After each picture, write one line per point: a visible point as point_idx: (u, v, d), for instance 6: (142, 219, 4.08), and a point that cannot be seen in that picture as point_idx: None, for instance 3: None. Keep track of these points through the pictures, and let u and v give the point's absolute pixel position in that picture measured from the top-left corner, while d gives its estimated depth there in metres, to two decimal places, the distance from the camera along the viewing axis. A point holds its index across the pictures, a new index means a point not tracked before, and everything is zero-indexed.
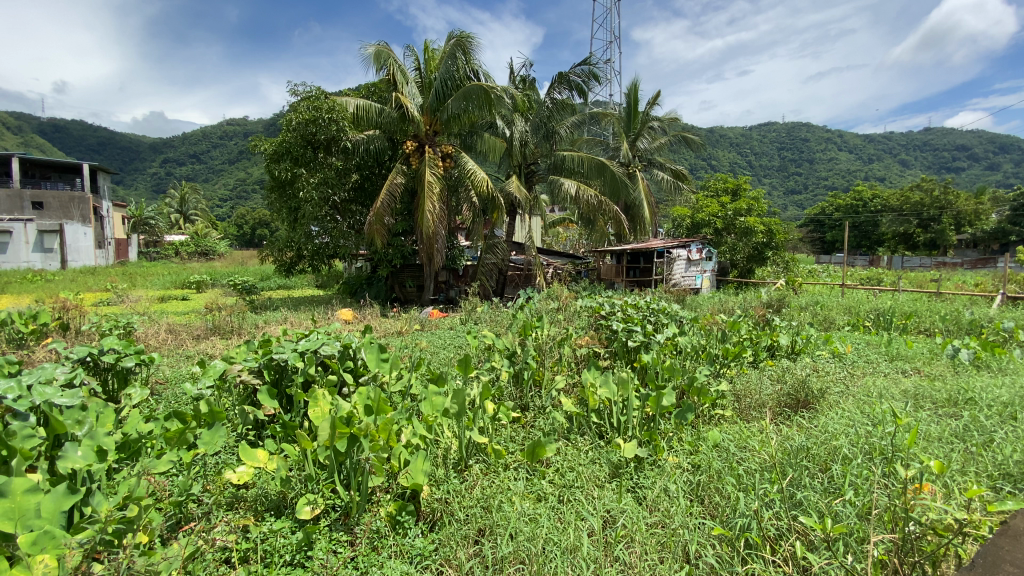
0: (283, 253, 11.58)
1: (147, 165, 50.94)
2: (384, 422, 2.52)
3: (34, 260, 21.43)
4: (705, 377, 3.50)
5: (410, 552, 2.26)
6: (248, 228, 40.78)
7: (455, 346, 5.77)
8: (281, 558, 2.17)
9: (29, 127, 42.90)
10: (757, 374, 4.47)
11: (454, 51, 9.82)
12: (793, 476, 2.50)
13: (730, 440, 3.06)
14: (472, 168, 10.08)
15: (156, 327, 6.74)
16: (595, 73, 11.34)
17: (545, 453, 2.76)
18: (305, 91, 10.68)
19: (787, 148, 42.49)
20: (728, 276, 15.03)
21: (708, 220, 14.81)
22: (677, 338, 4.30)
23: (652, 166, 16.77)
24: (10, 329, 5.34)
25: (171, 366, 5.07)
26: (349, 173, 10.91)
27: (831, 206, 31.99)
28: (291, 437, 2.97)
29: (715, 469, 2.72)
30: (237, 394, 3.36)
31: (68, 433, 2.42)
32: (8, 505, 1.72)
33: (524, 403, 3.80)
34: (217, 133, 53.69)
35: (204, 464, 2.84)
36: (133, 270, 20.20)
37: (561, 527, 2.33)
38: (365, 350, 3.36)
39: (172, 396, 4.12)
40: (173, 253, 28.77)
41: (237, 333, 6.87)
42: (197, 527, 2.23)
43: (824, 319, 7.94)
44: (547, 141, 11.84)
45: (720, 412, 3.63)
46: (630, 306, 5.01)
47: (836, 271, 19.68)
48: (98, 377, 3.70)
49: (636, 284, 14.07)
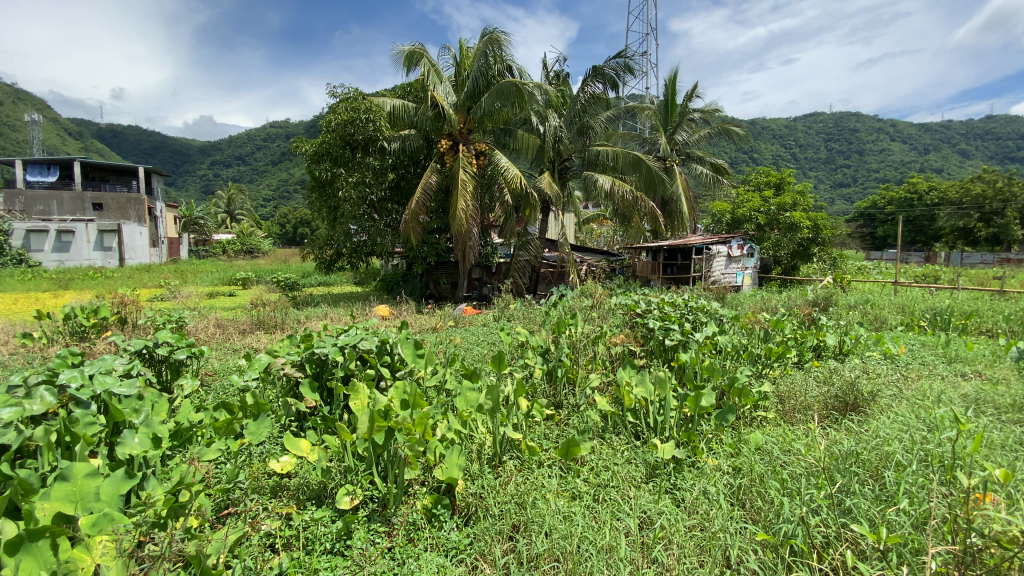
0: (323, 251, 11.92)
1: (197, 167, 53.50)
2: (419, 415, 2.59)
3: (95, 258, 22.90)
4: (747, 377, 3.35)
5: (446, 545, 2.28)
6: (291, 227, 42.18)
7: (489, 342, 5.83)
8: (322, 546, 2.23)
9: (90, 133, 45.76)
10: (802, 375, 4.28)
11: (487, 48, 9.82)
12: (841, 481, 2.40)
13: (773, 442, 2.96)
14: (505, 165, 10.09)
15: (206, 321, 7.06)
16: (630, 65, 11.14)
17: (579, 451, 2.72)
18: (343, 93, 10.94)
19: (834, 139, 40.51)
20: (771, 273, 14.46)
21: (750, 215, 14.48)
22: (716, 336, 4.16)
23: (690, 160, 16.36)
24: (75, 323, 5.79)
25: (219, 359, 5.31)
26: (386, 172, 11.12)
27: (883, 199, 30.39)
28: (331, 429, 3.04)
29: (757, 472, 2.64)
30: (281, 385, 3.45)
31: (127, 420, 2.61)
32: (71, 487, 1.84)
33: (559, 401, 3.80)
34: (261, 135, 55.69)
35: (250, 452, 2.93)
36: (186, 266, 21.37)
37: (596, 526, 2.30)
38: (401, 346, 3.43)
39: (220, 387, 4.30)
40: (221, 251, 30.15)
41: (280, 328, 7.13)
42: (242, 512, 2.33)
43: (874, 318, 7.51)
44: (581, 136, 11.74)
45: (763, 414, 3.50)
46: (667, 304, 4.89)
47: (887, 269, 18.61)
48: (152, 367, 3.90)
49: (673, 281, 13.77)
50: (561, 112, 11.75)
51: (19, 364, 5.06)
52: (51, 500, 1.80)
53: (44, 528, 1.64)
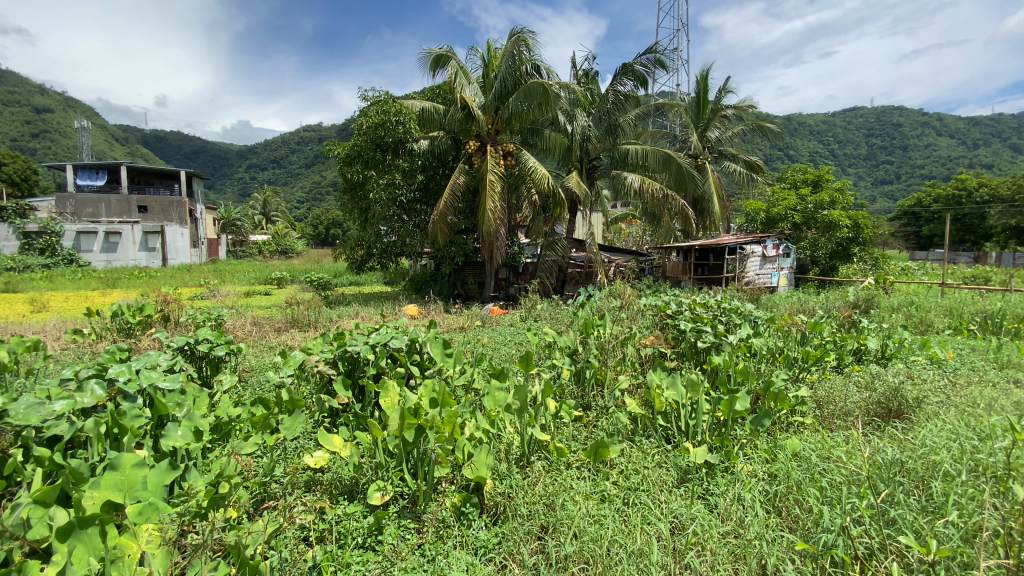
0: (354, 251, 12.16)
1: (235, 171, 55.42)
2: (448, 414, 2.62)
3: (140, 258, 24.03)
4: (783, 382, 3.23)
5: (474, 544, 2.29)
6: (323, 228, 43.20)
7: (516, 342, 5.84)
8: (354, 540, 2.28)
9: (136, 139, 47.94)
10: (842, 380, 4.11)
11: (514, 49, 9.84)
12: (884, 490, 2.30)
13: (811, 449, 2.87)
14: (533, 165, 10.07)
15: (244, 319, 7.31)
16: (661, 61, 10.96)
17: (608, 453, 2.70)
18: (374, 96, 11.14)
19: (875, 135, 38.93)
20: (808, 274, 13.97)
21: (785, 214, 14.05)
22: (752, 339, 4.05)
23: (723, 157, 15.98)
24: (122, 320, 6.09)
25: (256, 356, 5.50)
26: (415, 174, 11.27)
27: (928, 196, 28.98)
28: (363, 426, 3.11)
29: (794, 479, 2.57)
30: (315, 382, 3.54)
31: (171, 413, 2.73)
32: (120, 476, 1.93)
33: (587, 402, 3.75)
34: (295, 139, 57.22)
35: (286, 447, 3.01)
36: (224, 266, 22.12)
37: (627, 529, 2.28)
38: (430, 345, 3.47)
39: (257, 382, 4.45)
40: (258, 252, 31.17)
41: (313, 326, 7.31)
42: (278, 505, 2.40)
43: (920, 321, 7.18)
44: (610, 134, 11.49)
45: (800, 419, 3.39)
46: (699, 305, 4.77)
47: (933, 269, 17.74)
48: (194, 363, 4.06)
49: (705, 282, 13.48)
50: (590, 110, 11.65)
51: (70, 359, 5.33)
52: (100, 489, 1.88)
53: (93, 516, 1.72)
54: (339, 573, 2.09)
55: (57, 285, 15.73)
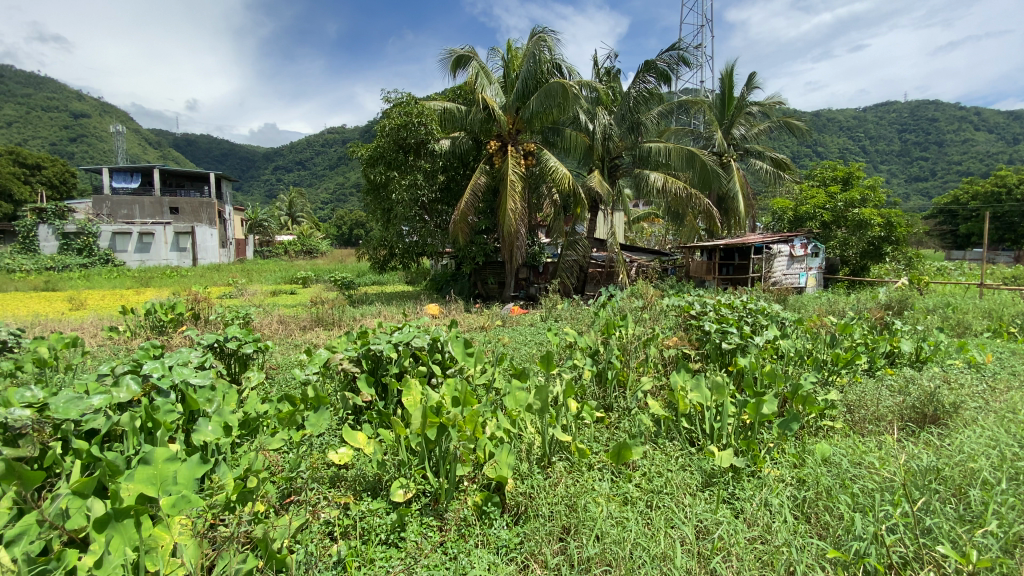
0: (377, 251, 12.31)
1: (261, 173, 56.73)
2: (470, 413, 2.62)
3: (172, 258, 24.76)
4: (812, 385, 3.15)
5: (496, 543, 2.29)
6: (346, 228, 43.83)
7: (537, 342, 5.83)
8: (378, 537, 2.30)
9: (168, 143, 49.48)
10: (874, 384, 3.97)
11: (535, 48, 9.81)
12: (918, 498, 2.22)
13: (842, 454, 2.79)
14: (554, 165, 10.04)
15: (270, 318, 7.47)
16: (684, 58, 10.83)
17: (631, 455, 2.65)
18: (397, 98, 11.26)
19: (909, 130, 37.57)
20: (837, 274, 13.57)
21: (814, 212, 13.68)
22: (778, 340, 3.98)
23: (748, 155, 15.66)
24: (154, 318, 6.28)
25: (282, 353, 5.62)
26: (437, 175, 11.36)
27: (966, 194, 27.83)
28: (386, 423, 3.15)
29: (824, 485, 2.50)
30: (339, 379, 3.59)
31: (201, 409, 2.82)
32: (153, 470, 1.98)
33: (609, 403, 3.72)
34: (319, 141, 58.23)
35: (311, 443, 3.06)
36: (252, 266, 22.60)
37: (650, 533, 2.25)
38: (452, 344, 3.51)
39: (284, 379, 4.55)
40: (284, 252, 31.83)
41: (337, 325, 7.42)
42: (303, 500, 2.44)
43: (957, 323, 6.90)
44: (632, 133, 11.39)
45: (829, 424, 3.29)
46: (724, 306, 4.69)
47: (971, 270, 17.05)
48: (223, 360, 4.16)
49: (730, 282, 13.23)
50: (611, 109, 11.57)
51: (106, 355, 5.52)
52: (135, 481, 1.94)
53: (129, 508, 1.76)
54: (363, 568, 2.11)
55: (95, 284, 16.35)
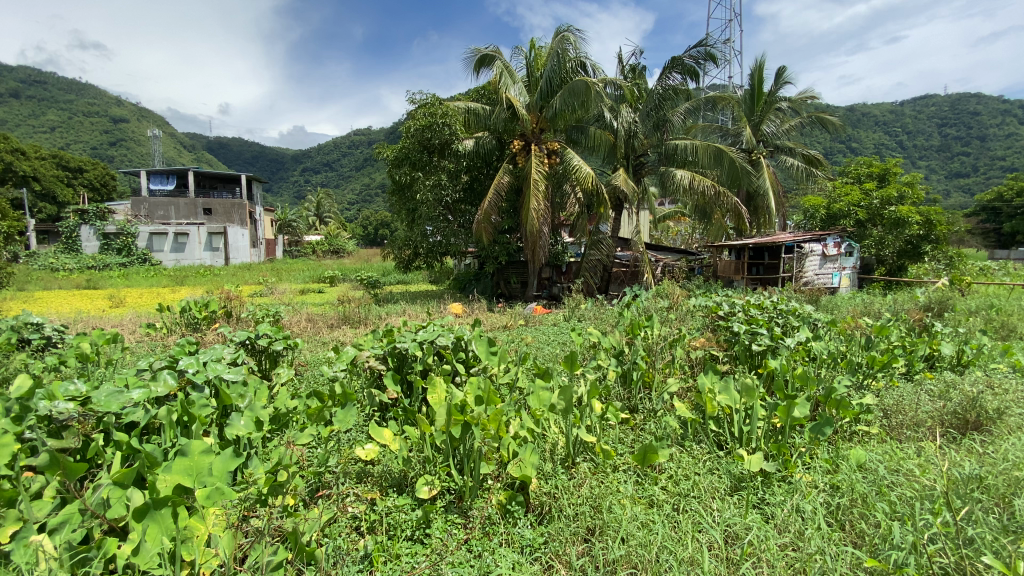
0: (401, 251, 12.47)
1: (290, 175, 58.11)
2: (494, 412, 2.63)
3: (205, 257, 25.58)
4: (846, 388, 3.05)
5: (520, 542, 2.29)
6: (372, 228, 44.58)
7: (560, 342, 5.83)
8: (403, 533, 2.33)
9: (201, 146, 51.15)
10: (913, 389, 3.83)
11: (559, 47, 9.78)
12: (961, 507, 2.13)
13: (879, 460, 2.70)
14: (577, 164, 9.98)
15: (299, 316, 7.65)
16: (712, 54, 10.63)
17: (657, 457, 2.61)
18: (421, 99, 11.36)
19: (949, 124, 35.88)
20: (873, 274, 13.11)
21: (848, 210, 13.25)
22: (811, 342, 3.87)
23: (778, 152, 15.27)
24: (190, 316, 6.51)
25: (311, 350, 5.75)
26: (460, 175, 11.43)
27: (1012, 190, 26.55)
28: (411, 420, 3.20)
29: (859, 492, 2.42)
30: (366, 376, 3.66)
31: (234, 403, 2.91)
32: (189, 462, 2.05)
33: (634, 404, 3.67)
34: (346, 143, 59.32)
35: (339, 439, 3.11)
36: (281, 266, 23.15)
37: (677, 537, 2.22)
38: (475, 343, 3.53)
39: (312, 376, 4.65)
40: (312, 252, 32.55)
41: (363, 323, 7.54)
42: (332, 494, 2.49)
43: (1002, 326, 6.58)
44: (658, 130, 11.27)
45: (864, 429, 3.19)
46: (753, 306, 4.59)
47: (1017, 270, 16.25)
48: (255, 357, 4.28)
49: (760, 282, 12.93)
50: (637, 106, 11.46)
51: (145, 350, 5.74)
52: (172, 473, 2.01)
53: (166, 498, 1.82)
54: (389, 564, 2.14)
55: (134, 282, 17.02)
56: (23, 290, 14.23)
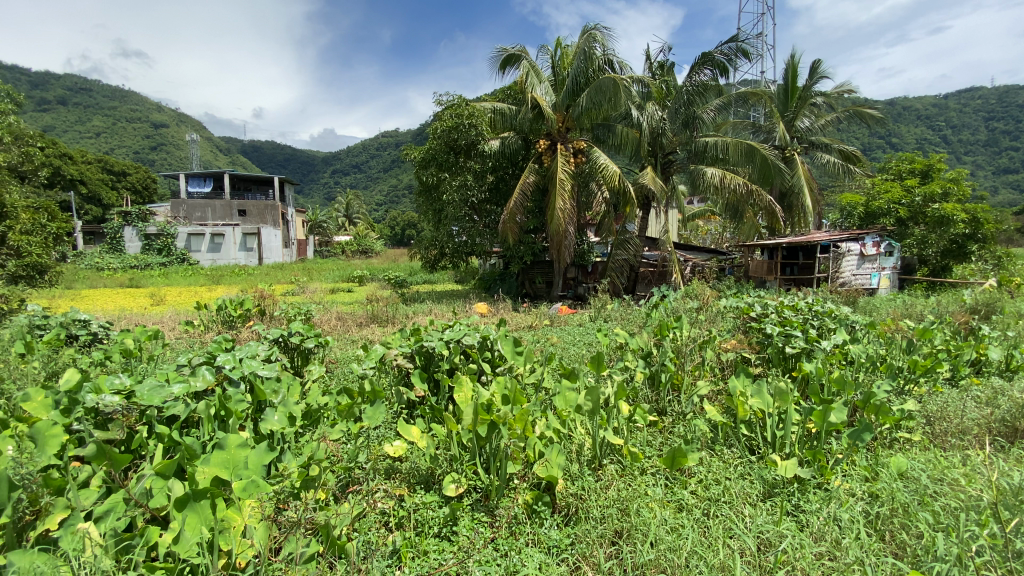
0: (428, 251, 12.60)
1: (320, 176, 59.48)
2: (520, 412, 2.62)
3: (240, 257, 26.41)
4: (886, 394, 2.93)
5: (547, 542, 2.28)
6: (399, 228, 45.26)
7: (586, 342, 5.80)
8: (431, 530, 2.36)
9: (236, 150, 52.82)
10: (958, 395, 3.65)
11: (587, 45, 9.73)
12: (1010, 520, 2.04)
13: (922, 469, 2.59)
14: (604, 162, 9.89)
15: (330, 315, 7.83)
16: (744, 49, 10.37)
17: (686, 461, 2.56)
18: (448, 101, 11.44)
19: (998, 118, 33.59)
20: (914, 274, 12.57)
21: (888, 208, 12.73)
22: (848, 345, 3.75)
23: (813, 148, 14.81)
24: (226, 314, 6.74)
25: (341, 348, 5.88)
26: (486, 175, 11.48)
27: None
28: (438, 418, 3.24)
29: (900, 501, 2.33)
30: (394, 374, 3.70)
31: (268, 399, 3.00)
32: (226, 455, 2.12)
33: (661, 407, 3.62)
34: (374, 144, 60.35)
35: (369, 435, 3.16)
36: (312, 265, 23.73)
37: (707, 542, 2.18)
38: (501, 343, 3.56)
39: (342, 373, 4.76)
40: (341, 252, 33.24)
41: (391, 322, 7.67)
42: (362, 489, 2.54)
43: None
44: (687, 128, 11.09)
45: (906, 436, 3.06)
46: (787, 308, 4.47)
47: None
48: (287, 354, 4.39)
49: (793, 282, 12.56)
50: (665, 104, 11.30)
51: (184, 346, 5.97)
52: (211, 465, 2.09)
53: (205, 490, 1.88)
54: (417, 560, 2.17)
55: (174, 281, 17.72)
56: (72, 289, 14.97)
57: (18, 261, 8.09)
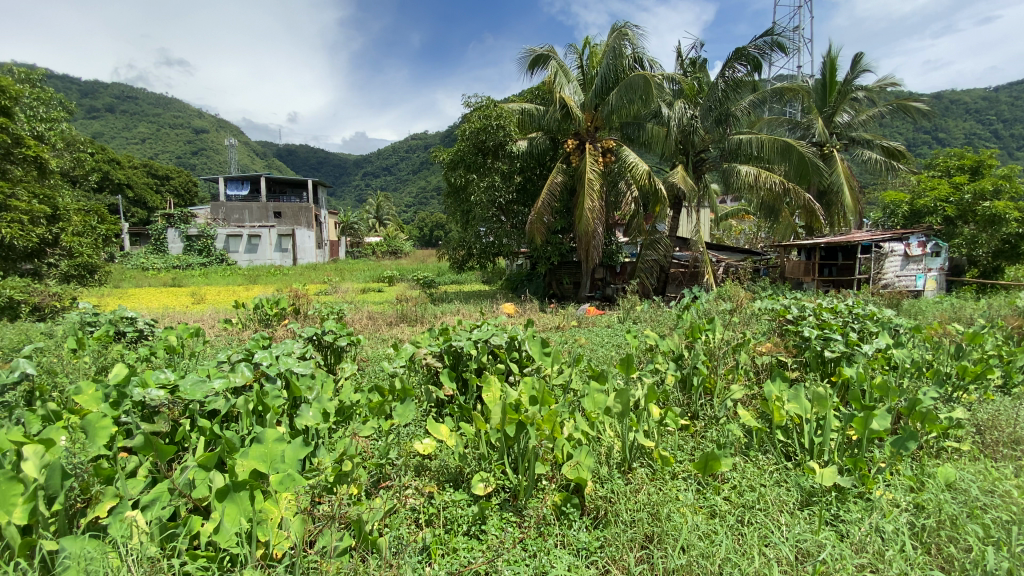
0: (456, 251, 12.69)
1: (352, 179, 60.80)
2: (548, 412, 2.61)
3: (275, 257, 27.24)
4: (934, 401, 2.79)
5: (576, 545, 2.27)
6: (428, 229, 45.81)
7: (615, 344, 5.74)
8: (460, 528, 2.38)
9: (272, 154, 54.48)
10: (1013, 404, 3.45)
11: (616, 43, 9.64)
12: None
13: (972, 480, 2.47)
14: (633, 162, 9.77)
15: (361, 314, 7.98)
16: (779, 43, 9.97)
17: (720, 466, 2.50)
18: (476, 102, 11.50)
19: None
20: (963, 276, 11.95)
21: (934, 206, 12.20)
22: (892, 349, 3.61)
23: (853, 145, 14.28)
24: (262, 312, 6.95)
25: (372, 346, 6.00)
26: (514, 176, 11.51)
27: None
28: (466, 417, 3.26)
29: (948, 513, 2.23)
30: (423, 372, 3.76)
31: (303, 395, 3.09)
32: (264, 449, 2.19)
33: (693, 411, 3.55)
34: (404, 147, 61.26)
35: (399, 432, 3.22)
36: (343, 266, 24.28)
37: (742, 550, 2.14)
38: (529, 343, 3.57)
39: (373, 371, 4.85)
40: (372, 252, 33.88)
41: (420, 321, 7.77)
42: (393, 486, 2.59)
43: None
44: (720, 125, 10.79)
45: (954, 445, 2.91)
46: (826, 310, 4.33)
47: None
48: (321, 352, 4.51)
49: (832, 284, 12.14)
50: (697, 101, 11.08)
51: (223, 343, 6.18)
52: (249, 458, 2.16)
53: (245, 481, 1.95)
54: (447, 557, 2.19)
55: (213, 280, 18.39)
56: (120, 288, 15.77)
57: (71, 261, 8.57)
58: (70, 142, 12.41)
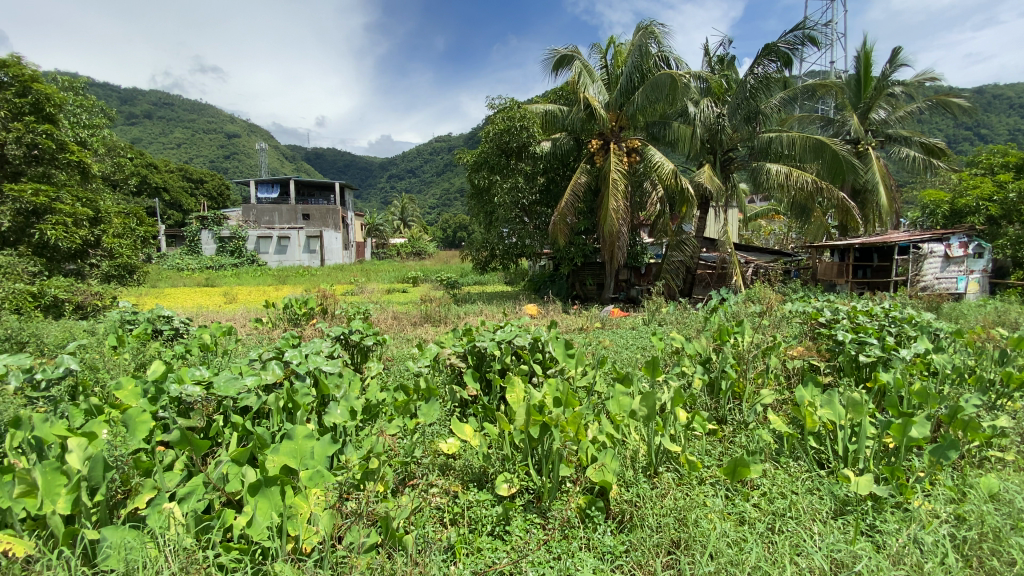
0: (479, 252, 12.75)
1: (377, 181, 61.75)
2: (573, 414, 2.60)
3: (304, 258, 27.88)
4: (977, 408, 2.68)
5: (601, 548, 2.26)
6: (451, 231, 46.16)
7: (639, 346, 5.68)
8: (485, 528, 2.39)
9: (300, 157, 55.75)
10: None
11: (642, 41, 9.54)
12: None
13: (1017, 491, 2.36)
14: (659, 161, 9.65)
15: (386, 314, 8.09)
16: (811, 37, 9.71)
17: (749, 472, 2.44)
18: (500, 104, 11.53)
19: None
20: (1008, 278, 11.41)
21: (976, 205, 11.68)
22: (932, 354, 3.47)
23: (890, 142, 13.78)
24: (291, 312, 7.13)
25: (397, 346, 6.08)
26: (537, 177, 11.50)
27: None
28: (490, 418, 3.27)
29: (991, 526, 2.13)
30: (447, 372, 3.80)
31: (331, 393, 3.15)
32: (293, 445, 2.24)
33: (721, 415, 3.49)
34: (428, 149, 61.90)
35: (424, 431, 3.25)
36: (369, 267, 24.67)
37: (772, 558, 2.09)
38: (553, 345, 3.57)
39: (398, 370, 4.93)
40: (397, 254, 34.34)
41: (443, 321, 7.84)
42: (419, 484, 2.62)
43: None
44: (749, 123, 10.45)
45: (999, 455, 2.78)
46: (861, 313, 4.20)
47: None
48: (347, 351, 4.59)
49: (867, 286, 11.74)
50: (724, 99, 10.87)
51: (254, 342, 6.37)
52: (279, 454, 2.22)
53: (276, 477, 1.99)
54: (471, 557, 2.21)
55: (244, 281, 18.92)
56: (157, 288, 16.37)
57: (111, 261, 8.96)
58: (111, 148, 12.96)
